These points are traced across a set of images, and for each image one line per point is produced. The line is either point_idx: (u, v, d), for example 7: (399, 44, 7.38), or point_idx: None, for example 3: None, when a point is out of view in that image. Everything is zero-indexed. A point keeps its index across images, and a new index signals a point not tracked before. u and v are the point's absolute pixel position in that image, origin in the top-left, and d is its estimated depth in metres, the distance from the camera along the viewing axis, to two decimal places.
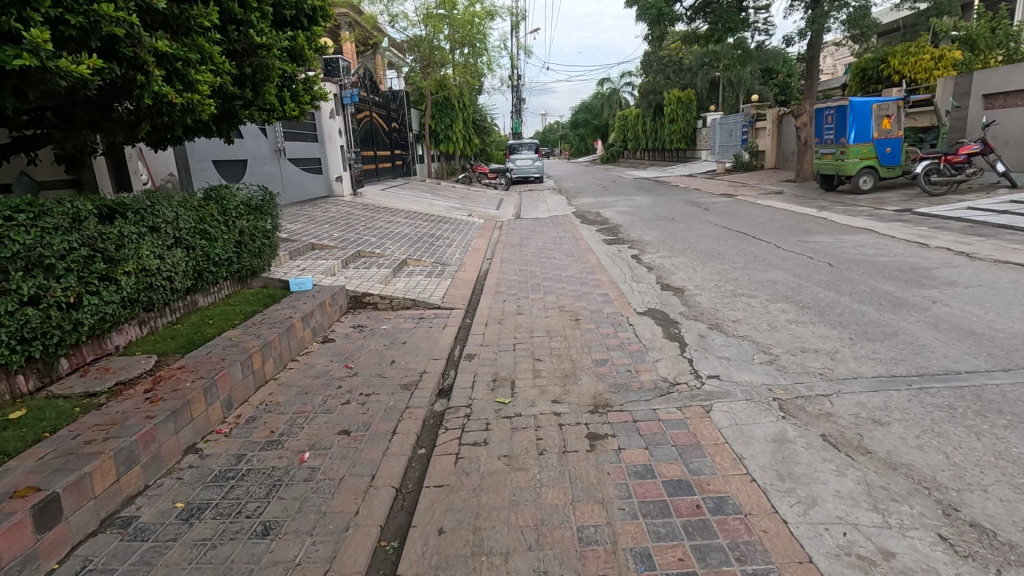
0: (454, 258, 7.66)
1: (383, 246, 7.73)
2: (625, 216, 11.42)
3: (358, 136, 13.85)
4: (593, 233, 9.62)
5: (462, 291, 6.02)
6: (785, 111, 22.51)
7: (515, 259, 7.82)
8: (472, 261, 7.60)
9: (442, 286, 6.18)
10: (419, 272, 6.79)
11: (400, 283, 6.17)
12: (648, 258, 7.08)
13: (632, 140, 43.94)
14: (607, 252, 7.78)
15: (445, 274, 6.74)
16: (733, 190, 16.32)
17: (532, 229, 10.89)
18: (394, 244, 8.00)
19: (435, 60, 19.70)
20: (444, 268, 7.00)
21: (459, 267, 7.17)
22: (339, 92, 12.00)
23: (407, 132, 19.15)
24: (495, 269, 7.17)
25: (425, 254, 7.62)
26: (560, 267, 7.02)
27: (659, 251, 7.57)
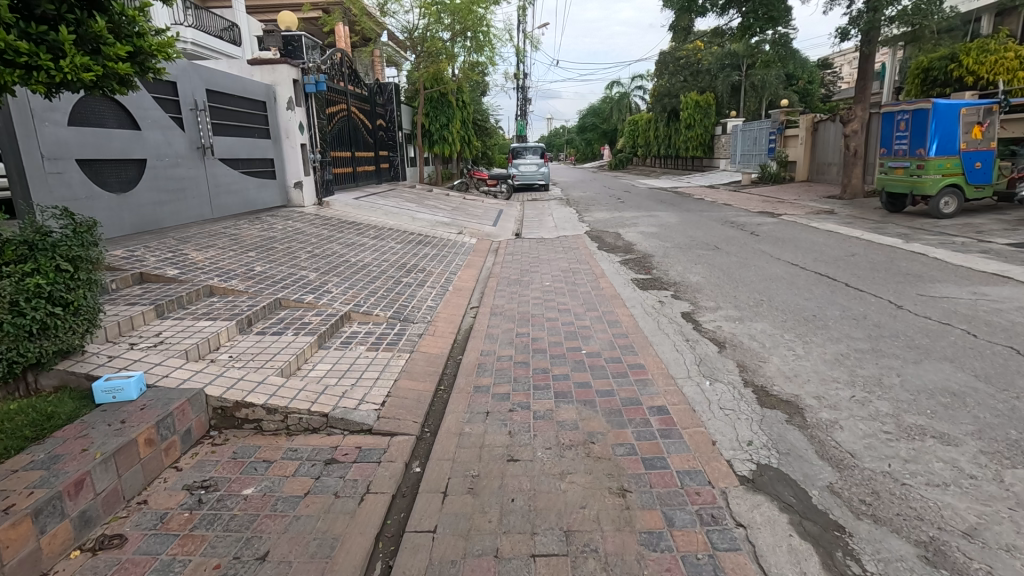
0: (421, 308, 5.38)
1: (322, 287, 5.45)
2: (652, 241, 9.14)
3: (330, 134, 11.58)
4: (617, 267, 7.31)
5: (418, 387, 3.78)
6: (821, 117, 20.21)
7: (511, 315, 5.56)
8: (448, 315, 5.31)
9: (386, 372, 3.95)
10: (361, 337, 4.51)
11: (320, 364, 3.94)
12: (707, 322, 4.84)
13: (642, 146, 41.66)
14: (641, 307, 5.50)
15: (400, 342, 4.49)
16: (771, 206, 14.04)
17: (536, 255, 8.60)
18: (341, 283, 5.72)
19: (428, 51, 17.44)
20: (402, 330, 4.71)
21: (426, 326, 4.91)
22: (300, 77, 9.73)
23: (396, 130, 16.83)
24: (485, 332, 4.96)
25: (382, 302, 5.36)
26: (581, 337, 4.88)
27: (719, 306, 5.31)
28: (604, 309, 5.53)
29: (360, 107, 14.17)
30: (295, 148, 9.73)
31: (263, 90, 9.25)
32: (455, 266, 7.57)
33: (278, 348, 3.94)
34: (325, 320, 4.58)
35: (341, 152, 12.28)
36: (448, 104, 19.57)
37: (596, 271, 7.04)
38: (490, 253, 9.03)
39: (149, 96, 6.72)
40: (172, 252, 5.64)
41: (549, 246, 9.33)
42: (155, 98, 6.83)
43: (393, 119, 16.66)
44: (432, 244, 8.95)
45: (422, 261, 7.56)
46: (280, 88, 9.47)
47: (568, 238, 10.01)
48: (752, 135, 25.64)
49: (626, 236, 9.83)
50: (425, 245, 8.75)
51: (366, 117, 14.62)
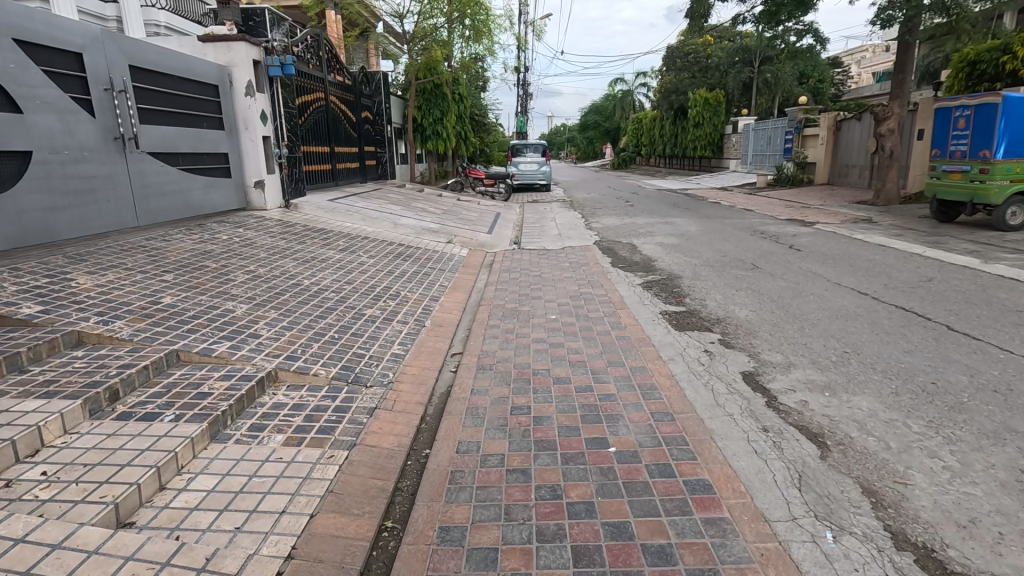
0: (377, 372, 4.03)
1: (245, 335, 4.06)
2: (675, 256, 7.74)
3: (303, 127, 10.17)
4: (640, 293, 5.90)
5: (341, 543, 2.52)
6: (843, 116, 18.79)
7: (504, 379, 4.17)
8: (411, 381, 4.02)
9: (292, 502, 2.68)
10: (277, 420, 3.31)
11: (192, 489, 2.69)
12: (788, 401, 3.62)
13: (646, 145, 40.18)
14: (685, 374, 4.10)
15: (332, 438, 3.21)
16: (798, 212, 12.67)
17: (537, 271, 7.16)
18: (274, 326, 4.33)
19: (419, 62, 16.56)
20: (339, 415, 3.44)
21: (374, 406, 3.62)
22: (262, 58, 8.34)
23: (385, 123, 15.36)
24: (477, 412, 3.77)
25: (329, 357, 4.05)
26: (606, 427, 3.59)
27: (793, 370, 3.93)
28: (626, 377, 4.17)
29: (341, 97, 12.73)
30: (255, 141, 8.26)
31: (215, 71, 7.75)
32: (438, 289, 6.13)
33: (126, 460, 2.72)
34: (225, 398, 3.30)
35: (316, 147, 10.85)
36: (441, 95, 17.94)
37: (612, 302, 5.63)
38: (482, 268, 7.57)
39: (35, 68, 5.30)
40: (49, 276, 4.22)
41: (552, 260, 7.89)
42: (46, 72, 5.42)
43: (381, 111, 15.18)
44: (410, 257, 7.46)
45: (393, 280, 6.11)
46: (236, 70, 7.98)
47: (575, 249, 8.59)
48: (766, 134, 24.21)
49: (643, 248, 8.42)
50: (398, 257, 7.25)
51: (349, 109, 13.18)
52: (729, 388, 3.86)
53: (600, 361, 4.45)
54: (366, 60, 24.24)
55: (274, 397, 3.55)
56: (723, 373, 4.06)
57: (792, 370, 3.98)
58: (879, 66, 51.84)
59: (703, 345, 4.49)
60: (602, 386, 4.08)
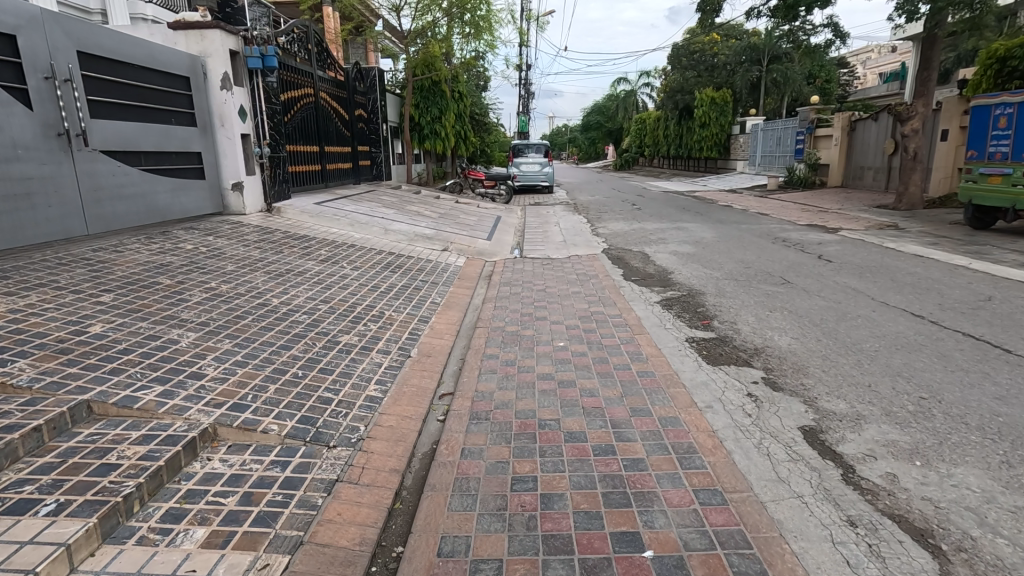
0: (345, 429, 3.28)
1: (180, 382, 3.30)
2: (694, 267, 6.98)
3: (289, 125, 9.45)
4: (660, 315, 5.15)
5: None
6: (858, 115, 18.03)
7: (504, 434, 3.42)
8: (385, 441, 3.26)
9: None
10: (203, 503, 2.54)
11: None
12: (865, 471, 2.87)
13: (650, 146, 39.37)
14: (728, 431, 3.31)
15: (272, 535, 2.43)
16: (817, 217, 11.95)
17: (541, 285, 6.40)
18: (224, 364, 3.61)
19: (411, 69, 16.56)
20: (289, 494, 2.70)
21: (335, 480, 2.85)
22: (240, 49, 7.65)
23: (380, 122, 14.59)
24: (466, 474, 3.05)
25: (286, 405, 3.35)
26: (637, 513, 2.71)
27: (864, 424, 3.21)
28: (656, 439, 3.32)
29: (333, 93, 11.98)
30: (232, 139, 7.50)
31: (187, 62, 7.03)
32: (429, 308, 5.37)
33: None
34: (133, 476, 2.52)
35: (303, 146, 10.10)
36: (440, 93, 17.17)
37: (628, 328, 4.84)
38: (481, 281, 6.79)
39: None
40: None
41: (558, 270, 7.14)
42: None
43: (376, 109, 14.41)
44: (399, 267, 6.70)
45: (377, 298, 5.34)
46: (210, 60, 7.26)
47: (583, 259, 7.83)
48: (776, 135, 23.44)
49: (658, 258, 7.67)
50: (385, 269, 6.50)
51: (341, 106, 12.42)
52: (789, 455, 3.04)
53: (622, 411, 3.65)
54: (363, 56, 23.43)
55: (208, 469, 2.79)
56: (774, 428, 3.28)
57: (861, 427, 3.20)
58: (885, 66, 51.12)
59: (745, 388, 3.72)
60: (627, 449, 3.27)
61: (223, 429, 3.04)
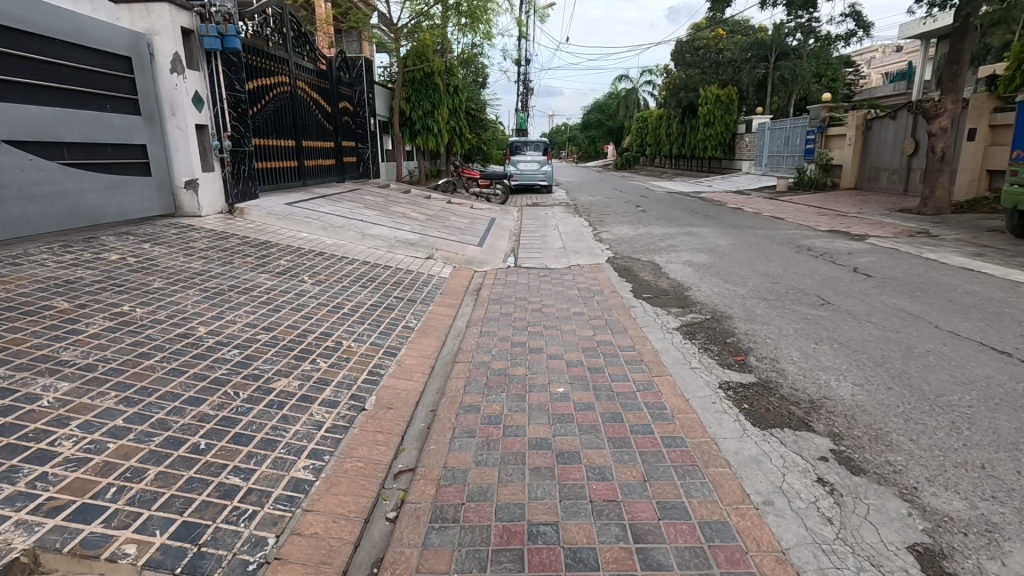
0: (245, 544, 2.30)
1: (10, 472, 2.36)
2: (714, 282, 6.04)
3: (257, 116, 8.50)
4: (686, 347, 4.16)
5: None
6: (874, 114, 17.10)
7: (478, 541, 2.44)
8: (301, 563, 2.26)
9: None
10: None
11: None
12: None
13: (652, 145, 38.35)
14: (805, 553, 2.30)
15: None
16: (837, 222, 11.05)
17: (536, 305, 5.44)
18: (91, 435, 2.69)
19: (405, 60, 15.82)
20: None
21: None
22: (194, 27, 6.70)
23: (367, 115, 13.60)
24: None
25: (165, 504, 2.41)
26: None
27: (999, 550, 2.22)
28: (702, 565, 2.26)
29: (312, 83, 11.01)
30: (184, 130, 6.54)
31: (129, 40, 6.07)
32: (400, 335, 4.42)
33: None
34: None
35: (275, 140, 9.15)
36: (433, 86, 16.05)
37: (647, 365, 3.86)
38: (467, 298, 5.78)
39: None
40: None
41: (557, 284, 6.20)
42: None
43: (363, 102, 13.42)
44: (372, 280, 5.74)
45: (336, 324, 4.37)
46: (158, 39, 6.29)
47: (586, 269, 6.91)
48: (784, 134, 22.51)
49: (671, 270, 6.74)
50: (355, 282, 5.55)
51: (322, 98, 11.47)
52: None
53: (649, 510, 2.60)
54: (357, 49, 22.37)
55: None
56: (872, 551, 2.28)
57: (999, 551, 2.22)
58: (891, 66, 50.15)
59: (814, 471, 2.77)
60: None
61: (48, 555, 2.06)
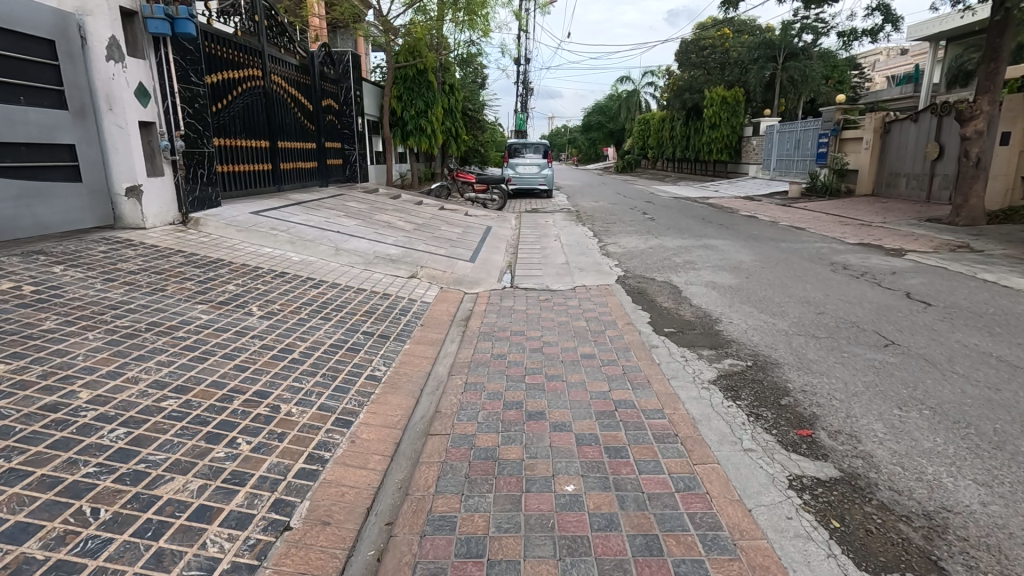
0: None
1: None
2: (748, 313, 5.06)
3: (219, 114, 7.53)
4: (731, 413, 3.17)
5: None
6: (893, 116, 16.18)
7: None
8: None
9: None
10: None
11: None
12: None
13: (654, 147, 37.41)
14: None
15: None
16: (864, 234, 10.11)
17: (534, 342, 4.46)
18: None
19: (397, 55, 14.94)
20: None
21: None
22: (137, 7, 5.71)
23: (354, 114, 12.63)
24: None
25: None
26: None
27: None
28: None
29: (290, 78, 10.04)
30: (124, 128, 5.57)
31: (52, 20, 5.08)
32: (360, 391, 3.43)
33: None
34: None
35: (244, 141, 8.18)
36: (427, 84, 15.09)
37: (682, 442, 2.86)
38: (450, 332, 4.77)
39: None
40: None
41: (560, 312, 5.23)
42: None
43: (349, 100, 12.44)
44: (337, 310, 4.76)
45: (278, 377, 3.38)
46: (91, 20, 5.31)
47: (594, 292, 5.94)
48: (794, 137, 21.60)
49: (694, 295, 5.76)
50: (314, 313, 4.57)
51: (301, 95, 10.51)
52: None
53: None
54: (352, 45, 21.29)
55: None
56: None
57: None
58: (897, 68, 49.33)
59: None
60: None
61: None
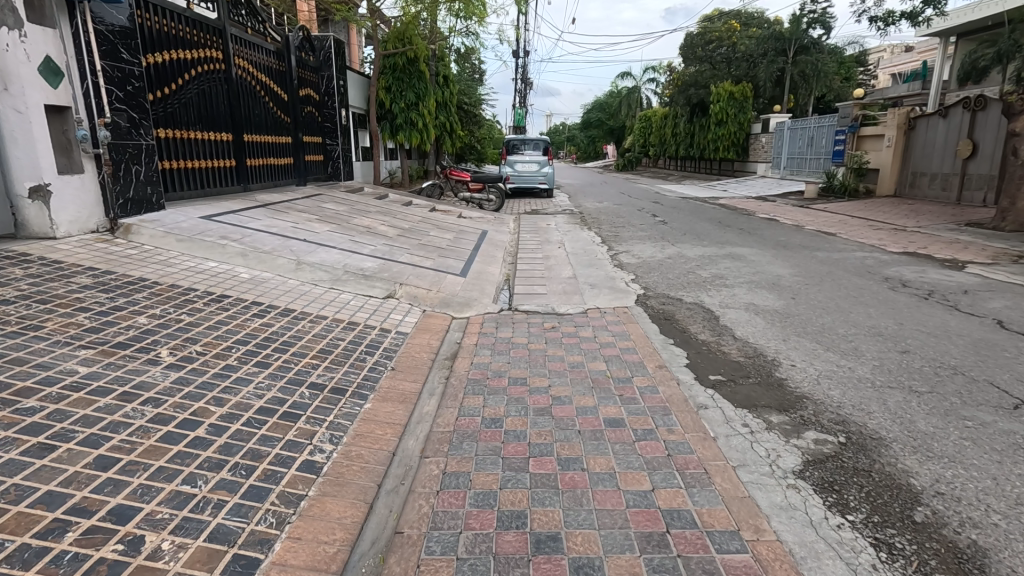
0: None
1: None
2: (812, 352, 3.95)
3: (161, 101, 6.40)
4: (847, 544, 2.06)
5: None
6: (919, 112, 15.11)
7: None
8: None
9: None
10: None
11: None
12: None
13: (656, 144, 36.29)
14: None
15: None
16: (905, 241, 9.03)
17: (539, 398, 3.34)
18: None
19: (384, 43, 13.75)
20: None
21: None
22: None
23: (336, 106, 11.47)
24: None
25: None
26: None
27: None
28: None
29: (259, 63, 8.88)
30: (24, 113, 4.44)
31: None
32: (283, 497, 2.29)
33: None
34: None
35: (198, 133, 7.05)
36: (417, 74, 13.90)
37: None
38: (429, 381, 3.64)
39: None
40: None
41: (570, 349, 4.11)
42: None
43: (331, 90, 11.27)
44: (280, 351, 3.62)
45: (160, 476, 2.25)
46: None
47: (610, 318, 4.82)
48: (807, 134, 20.53)
49: (735, 323, 4.64)
50: (248, 357, 3.44)
51: (274, 83, 9.37)
52: None
53: None
54: (344, 38, 20.07)
55: None
56: None
57: None
58: (902, 66, 48.31)
59: None
60: None
61: None
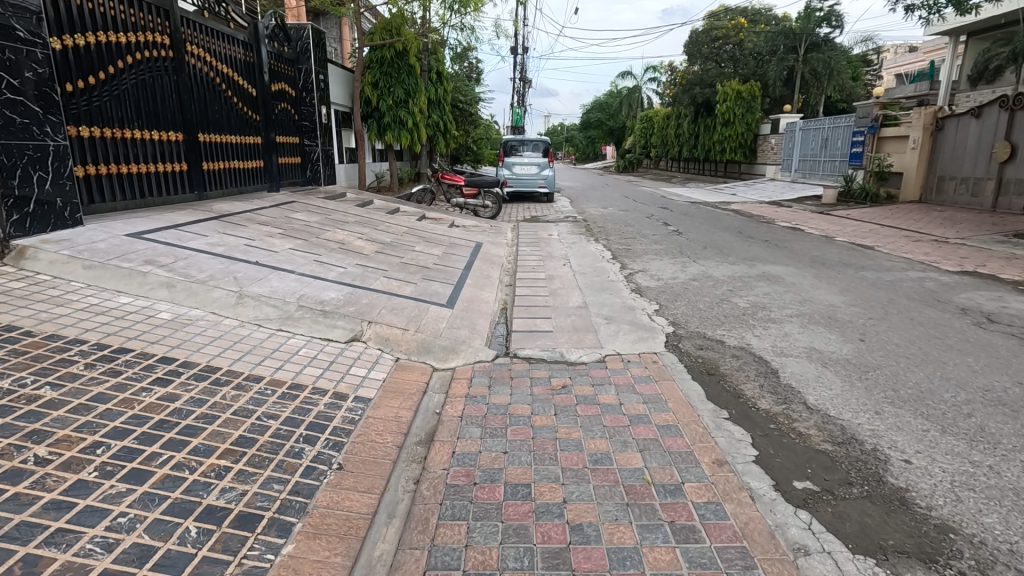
0: None
1: None
2: (925, 438, 2.85)
3: (81, 94, 5.30)
4: None
5: None
6: (948, 110, 14.07)
7: None
8: None
9: None
10: None
11: None
12: None
13: (658, 145, 35.21)
14: None
15: None
16: (955, 256, 7.98)
17: (550, 529, 2.24)
18: None
19: (370, 35, 12.63)
20: None
21: None
22: None
23: (316, 102, 10.34)
24: None
25: None
26: None
27: None
28: None
29: (221, 52, 7.74)
30: None
31: None
32: None
33: None
34: None
35: (135, 132, 5.93)
36: (406, 68, 12.76)
37: None
38: (389, 490, 2.54)
39: None
40: None
41: (587, 430, 3.01)
42: None
43: (309, 85, 10.15)
44: (175, 445, 2.52)
45: None
46: None
47: (637, 373, 3.73)
48: (821, 135, 19.50)
49: (801, 383, 3.55)
50: (121, 461, 2.35)
51: (241, 75, 8.25)
52: None
53: None
54: (337, 36, 19.05)
55: None
56: None
57: None
58: (907, 66, 47.40)
59: None
60: None
61: None
